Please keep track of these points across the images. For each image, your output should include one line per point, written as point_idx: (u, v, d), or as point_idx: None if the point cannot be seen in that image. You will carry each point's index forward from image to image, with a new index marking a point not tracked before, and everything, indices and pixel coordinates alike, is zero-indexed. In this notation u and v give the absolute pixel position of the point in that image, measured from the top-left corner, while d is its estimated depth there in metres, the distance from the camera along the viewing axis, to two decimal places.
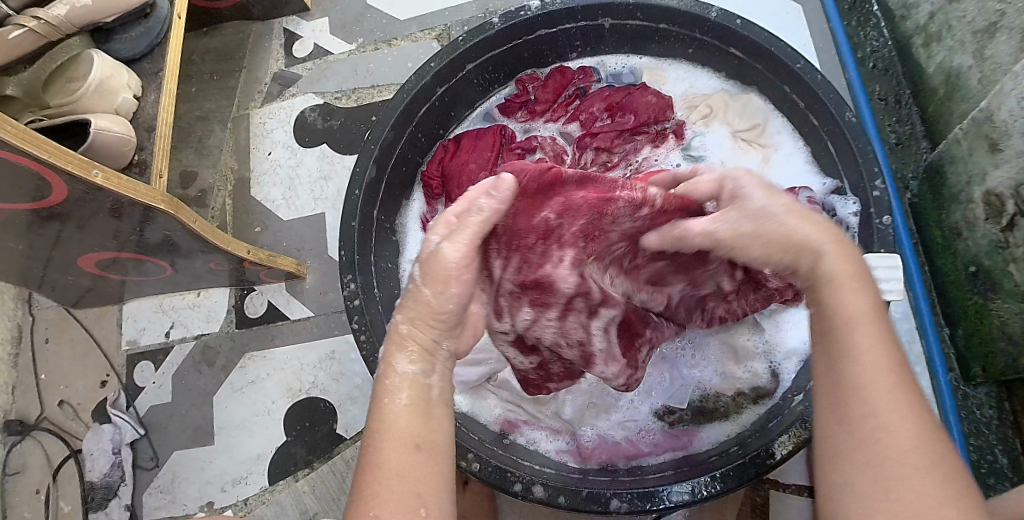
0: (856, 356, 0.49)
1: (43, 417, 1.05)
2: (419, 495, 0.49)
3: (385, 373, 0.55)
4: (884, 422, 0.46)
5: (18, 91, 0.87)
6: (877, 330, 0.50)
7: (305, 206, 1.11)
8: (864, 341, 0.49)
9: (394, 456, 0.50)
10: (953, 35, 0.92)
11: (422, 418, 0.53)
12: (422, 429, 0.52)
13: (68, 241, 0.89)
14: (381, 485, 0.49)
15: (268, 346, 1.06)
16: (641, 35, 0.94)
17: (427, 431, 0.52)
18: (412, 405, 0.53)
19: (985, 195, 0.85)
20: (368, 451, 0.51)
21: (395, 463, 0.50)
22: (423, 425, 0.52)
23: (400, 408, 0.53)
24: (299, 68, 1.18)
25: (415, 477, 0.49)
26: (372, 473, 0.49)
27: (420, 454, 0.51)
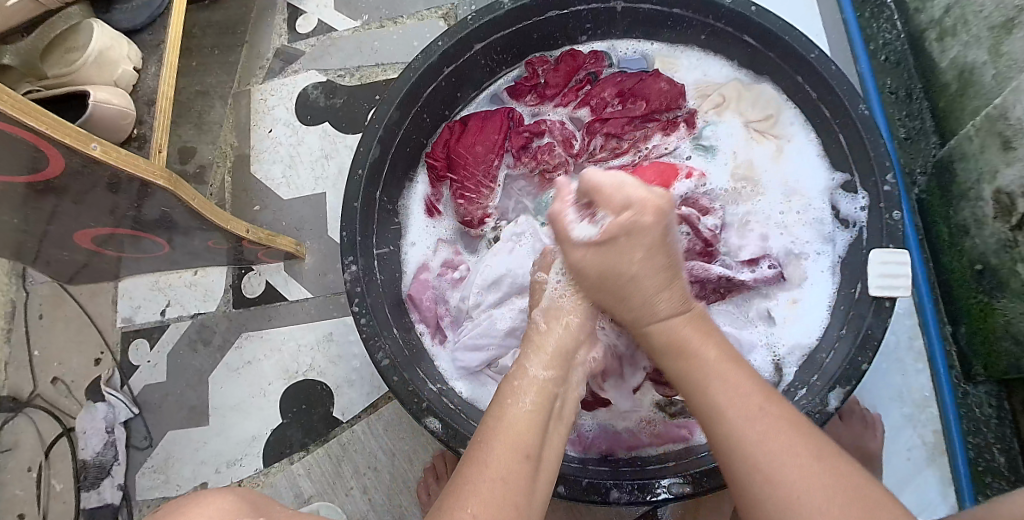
0: (713, 404, 0.57)
1: (36, 393, 1.04)
2: (516, 505, 0.53)
3: (519, 374, 0.62)
4: (754, 450, 0.53)
5: (14, 60, 0.84)
6: (742, 377, 0.58)
7: (306, 186, 1.09)
8: (723, 388, 0.57)
9: (501, 457, 0.55)
10: (968, 30, 0.90)
11: (541, 428, 0.59)
12: (535, 440, 0.57)
13: (64, 216, 0.87)
14: (483, 479, 0.53)
15: (265, 326, 1.05)
16: (653, 20, 0.93)
17: (538, 443, 0.57)
18: (535, 409, 0.60)
19: (995, 193, 0.84)
20: (479, 445, 0.57)
21: (504, 464, 0.54)
22: (533, 433, 0.58)
23: (522, 411, 0.59)
24: (302, 44, 1.16)
25: (508, 479, 0.54)
26: (481, 464, 0.54)
27: (528, 464, 0.55)
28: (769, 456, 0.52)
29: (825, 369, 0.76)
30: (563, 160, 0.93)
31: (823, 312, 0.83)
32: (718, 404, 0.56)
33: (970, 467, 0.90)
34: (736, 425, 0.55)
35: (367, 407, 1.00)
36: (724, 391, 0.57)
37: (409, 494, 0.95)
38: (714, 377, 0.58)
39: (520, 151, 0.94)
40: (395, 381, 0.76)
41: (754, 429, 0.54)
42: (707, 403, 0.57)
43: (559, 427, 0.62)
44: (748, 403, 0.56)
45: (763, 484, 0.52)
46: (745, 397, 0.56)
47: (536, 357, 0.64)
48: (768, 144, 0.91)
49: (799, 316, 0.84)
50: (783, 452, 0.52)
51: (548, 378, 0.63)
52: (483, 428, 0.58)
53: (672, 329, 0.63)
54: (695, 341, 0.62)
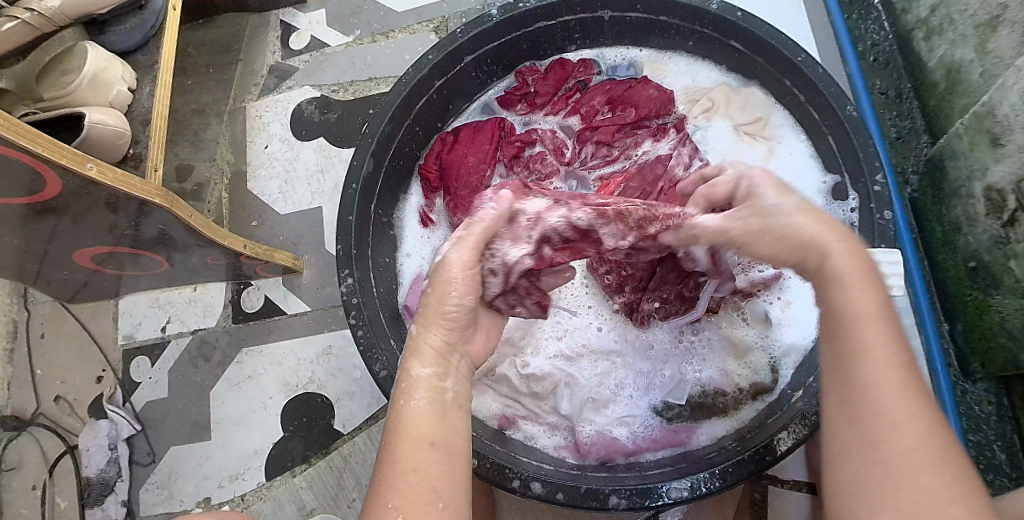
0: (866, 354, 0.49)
1: (39, 412, 1.04)
2: (437, 491, 0.49)
3: (406, 371, 0.55)
4: (876, 424, 0.47)
5: (10, 84, 0.87)
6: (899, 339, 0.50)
7: (302, 200, 1.10)
8: (875, 360, 0.48)
9: (409, 453, 0.50)
10: (955, 29, 0.91)
11: (440, 416, 0.53)
12: (438, 429, 0.52)
13: (63, 236, 0.88)
14: (396, 475, 0.49)
15: (265, 341, 1.06)
16: (641, 27, 0.94)
17: (443, 432, 0.52)
18: (432, 403, 0.53)
19: (986, 190, 0.85)
20: (386, 445, 0.51)
21: (415, 457, 0.50)
22: (440, 425, 0.52)
23: (420, 409, 0.53)
24: (295, 61, 1.17)
25: (427, 473, 0.49)
26: (394, 464, 0.50)
27: (435, 452, 0.51)
28: (907, 431, 0.46)
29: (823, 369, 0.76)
30: (555, 168, 0.94)
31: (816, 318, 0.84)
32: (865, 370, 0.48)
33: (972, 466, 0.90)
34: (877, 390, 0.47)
35: (368, 419, 1.00)
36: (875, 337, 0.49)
37: None
38: (868, 350, 0.49)
39: (512, 160, 0.95)
40: (393, 392, 0.77)
41: (899, 401, 0.47)
42: (852, 376, 0.49)
43: (462, 408, 0.55)
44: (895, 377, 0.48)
45: (884, 434, 0.46)
46: (887, 368, 0.48)
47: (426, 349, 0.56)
48: (759, 147, 0.91)
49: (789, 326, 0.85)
50: (909, 426, 0.46)
51: (434, 374, 0.55)
52: (385, 426, 0.53)
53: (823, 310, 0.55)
54: (859, 301, 0.51)
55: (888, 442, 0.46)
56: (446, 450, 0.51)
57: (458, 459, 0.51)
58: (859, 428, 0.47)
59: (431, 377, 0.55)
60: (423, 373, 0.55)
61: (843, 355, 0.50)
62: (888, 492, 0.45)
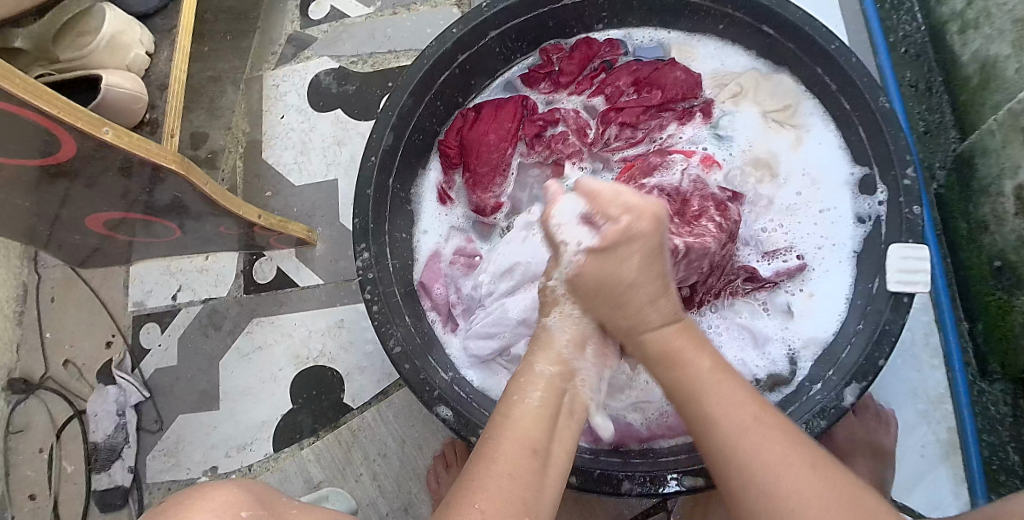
0: (705, 395, 0.58)
1: (47, 376, 1.04)
2: (523, 500, 0.52)
3: (525, 371, 0.62)
4: (743, 442, 0.54)
5: (27, 43, 0.84)
6: (737, 383, 0.59)
7: (318, 172, 1.09)
8: (722, 398, 0.57)
9: (508, 452, 0.54)
10: (992, 22, 0.89)
11: (544, 426, 0.58)
12: (542, 435, 0.57)
13: (77, 199, 0.87)
14: (491, 472, 0.52)
15: (276, 312, 1.05)
16: (670, 8, 0.92)
17: (544, 439, 0.57)
18: (538, 411, 0.58)
19: (1017, 189, 0.83)
20: (488, 441, 0.56)
21: (508, 459, 0.54)
22: (543, 433, 0.57)
23: (533, 408, 0.59)
24: (314, 30, 1.15)
25: (521, 477, 0.53)
26: (490, 459, 0.53)
27: (535, 459, 0.55)
28: (761, 449, 0.53)
29: (841, 364, 0.76)
30: (577, 149, 0.92)
31: (836, 318, 0.82)
32: (711, 405, 0.57)
33: (984, 465, 0.89)
34: (724, 416, 0.56)
35: (377, 394, 1.00)
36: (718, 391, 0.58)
37: (419, 482, 0.95)
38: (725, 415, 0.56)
39: (534, 140, 0.93)
40: (407, 368, 0.76)
41: (745, 418, 0.55)
42: (698, 409, 0.57)
43: (570, 419, 0.61)
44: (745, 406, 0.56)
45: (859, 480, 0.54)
46: (739, 406, 0.56)
47: (542, 354, 0.64)
48: (786, 135, 0.90)
49: (807, 321, 0.83)
50: (777, 448, 0.53)
51: (556, 375, 0.62)
52: (492, 421, 0.58)
53: (665, 337, 0.62)
54: (688, 352, 0.61)
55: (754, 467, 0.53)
56: (544, 458, 0.56)
57: (550, 474, 0.55)
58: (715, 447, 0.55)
59: (555, 376, 0.62)
60: (546, 371, 0.62)
61: (687, 391, 0.59)
62: (770, 503, 0.51)
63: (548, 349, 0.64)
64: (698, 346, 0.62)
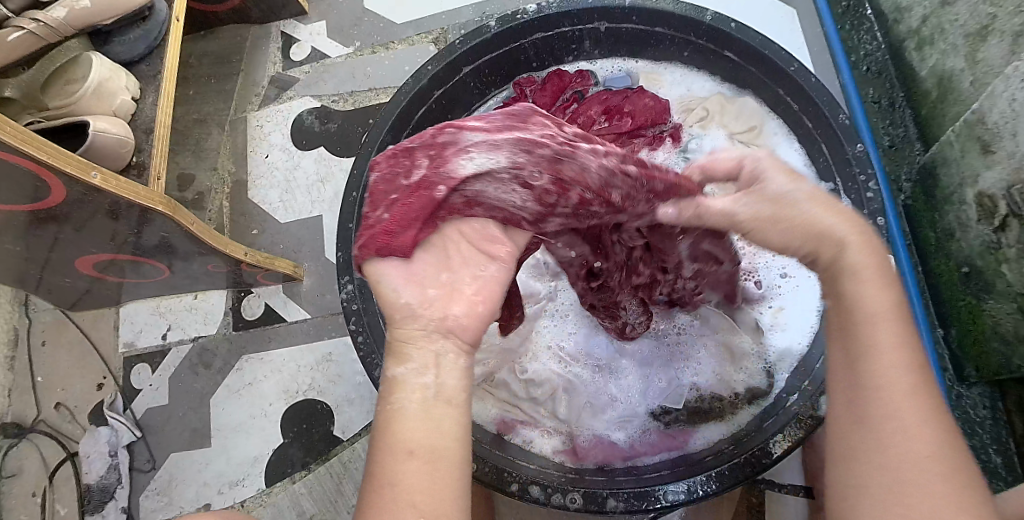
0: (871, 351, 0.49)
1: (39, 419, 1.05)
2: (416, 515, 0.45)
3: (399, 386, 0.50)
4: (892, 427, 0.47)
5: (14, 92, 0.88)
6: (912, 352, 0.49)
7: (303, 209, 1.12)
8: (893, 368, 0.48)
9: (398, 467, 0.47)
10: (946, 39, 0.92)
11: (435, 420, 0.49)
12: (435, 437, 0.48)
13: (65, 243, 0.89)
14: (385, 503, 0.46)
15: (265, 348, 1.06)
16: (636, 38, 0.95)
17: (437, 441, 0.48)
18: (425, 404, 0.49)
19: (978, 197, 0.86)
20: (376, 458, 0.48)
21: (400, 471, 0.47)
22: (432, 430, 0.49)
23: (411, 411, 0.49)
24: (296, 71, 1.18)
25: (407, 492, 0.46)
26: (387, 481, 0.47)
27: (418, 461, 0.47)
28: (903, 437, 0.46)
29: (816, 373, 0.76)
30: None
31: (806, 333, 0.86)
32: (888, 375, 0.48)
33: None
34: (892, 395, 0.47)
35: (367, 425, 1.01)
36: (879, 367, 0.48)
37: None
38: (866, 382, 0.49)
39: None
40: None
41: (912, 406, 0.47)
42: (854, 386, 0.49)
43: (451, 403, 0.50)
44: (905, 383, 0.48)
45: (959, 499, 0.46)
46: (901, 362, 0.48)
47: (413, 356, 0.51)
48: None
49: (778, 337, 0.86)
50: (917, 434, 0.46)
51: (414, 369, 0.51)
52: (375, 430, 0.50)
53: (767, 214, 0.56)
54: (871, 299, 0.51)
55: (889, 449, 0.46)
56: (431, 458, 0.47)
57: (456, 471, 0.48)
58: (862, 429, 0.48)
59: (415, 369, 0.51)
60: (403, 370, 0.51)
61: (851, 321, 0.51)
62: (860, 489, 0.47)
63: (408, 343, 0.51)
64: (878, 287, 0.51)
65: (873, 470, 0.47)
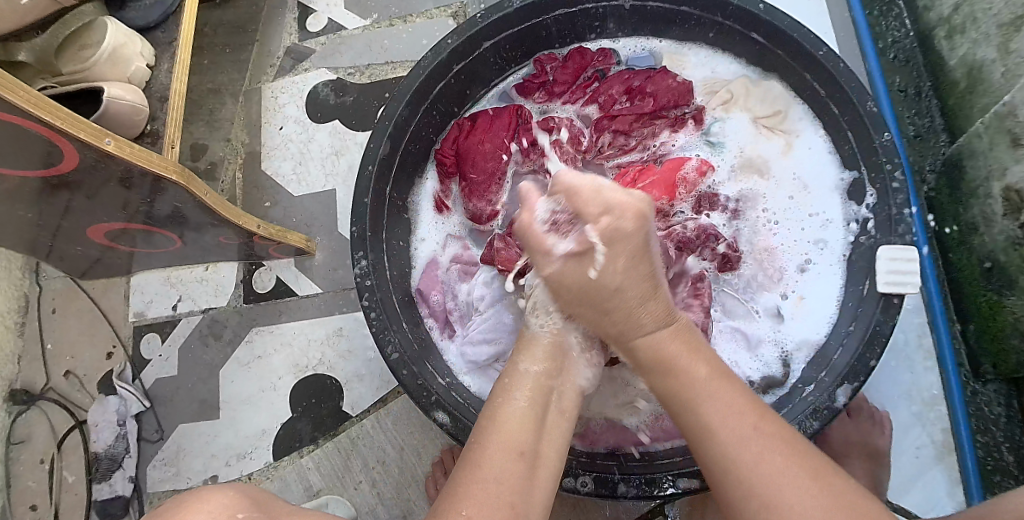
0: (708, 425, 0.57)
1: (49, 387, 1.05)
2: (511, 505, 0.54)
3: (512, 377, 0.64)
4: (747, 477, 0.53)
5: (30, 56, 0.87)
6: (733, 411, 0.57)
7: (316, 182, 1.10)
8: (730, 428, 0.56)
9: (496, 457, 0.56)
10: (979, 27, 0.90)
11: (532, 426, 0.60)
12: (529, 438, 0.58)
13: (78, 211, 0.88)
14: (479, 484, 0.54)
15: (275, 322, 1.06)
16: (661, 17, 0.93)
17: (530, 442, 0.58)
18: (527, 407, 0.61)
19: (1005, 190, 0.84)
20: (479, 444, 0.58)
21: (496, 461, 0.56)
22: (534, 433, 0.59)
23: (518, 410, 0.60)
24: (312, 42, 1.17)
25: (508, 480, 0.55)
26: (478, 467, 0.55)
27: (523, 461, 0.57)
28: (766, 479, 0.53)
29: (834, 365, 0.76)
30: (572, 157, 0.94)
31: (826, 323, 0.83)
32: (717, 441, 0.56)
33: (980, 466, 0.90)
34: (730, 450, 0.55)
35: (376, 402, 1.00)
36: (717, 413, 0.57)
37: (418, 488, 0.96)
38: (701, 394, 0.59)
39: (529, 148, 0.94)
40: (404, 375, 0.77)
41: (753, 446, 0.54)
42: (695, 415, 0.58)
43: (559, 414, 0.63)
44: (746, 438, 0.55)
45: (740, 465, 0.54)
46: (737, 416, 0.57)
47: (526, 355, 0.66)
48: (776, 141, 0.91)
49: (796, 326, 0.85)
50: (778, 479, 0.53)
51: (540, 372, 0.64)
52: (483, 424, 0.60)
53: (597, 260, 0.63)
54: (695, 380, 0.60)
55: (755, 490, 0.52)
56: (534, 460, 0.57)
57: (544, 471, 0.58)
58: (721, 474, 0.55)
59: (538, 373, 0.64)
60: (529, 369, 0.64)
61: (680, 399, 0.60)
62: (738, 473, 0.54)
63: (532, 350, 0.66)
64: (692, 352, 0.62)
65: (731, 458, 0.55)
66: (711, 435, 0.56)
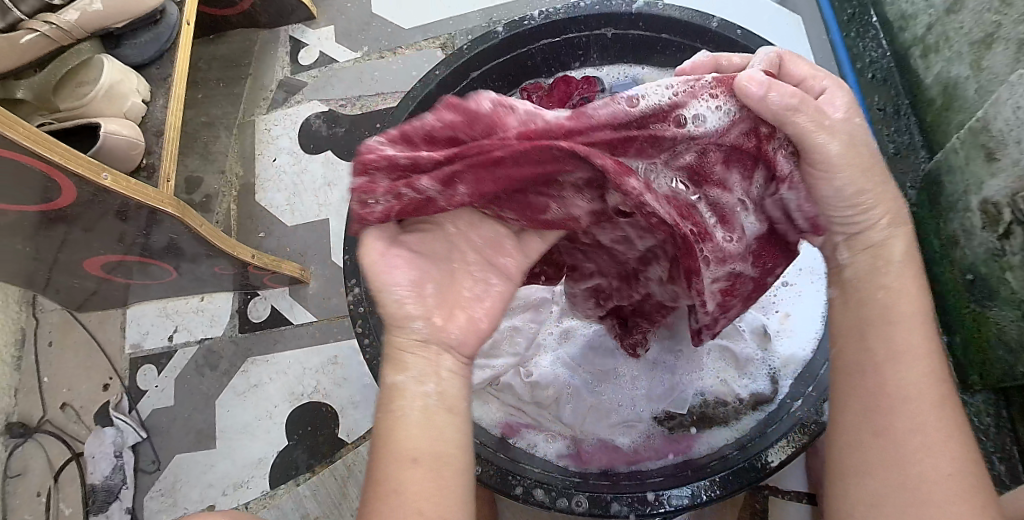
0: (898, 353, 0.52)
1: (45, 419, 1.06)
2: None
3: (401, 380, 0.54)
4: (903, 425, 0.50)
5: (29, 94, 0.90)
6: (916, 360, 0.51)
7: (310, 211, 1.12)
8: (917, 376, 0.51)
9: (406, 477, 0.49)
10: (951, 46, 0.93)
11: (432, 429, 0.51)
12: (434, 446, 0.51)
13: (75, 244, 0.90)
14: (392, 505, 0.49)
15: (271, 350, 1.07)
16: (643, 44, 0.96)
17: (437, 449, 0.51)
18: (422, 413, 0.52)
19: (982, 204, 0.86)
20: (375, 470, 0.51)
21: (407, 483, 0.49)
22: (436, 441, 0.51)
23: (413, 420, 0.52)
24: (304, 75, 1.19)
25: (423, 502, 0.49)
26: (388, 489, 0.49)
27: (420, 468, 0.50)
28: (925, 438, 0.49)
29: (819, 379, 0.76)
30: None
31: (812, 338, 0.86)
32: (899, 374, 0.51)
33: None
34: (910, 396, 0.50)
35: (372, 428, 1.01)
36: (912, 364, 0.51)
37: None
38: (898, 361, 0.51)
39: None
40: None
41: (915, 405, 0.50)
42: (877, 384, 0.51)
43: (451, 412, 0.53)
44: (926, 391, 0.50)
45: (914, 456, 0.49)
46: (916, 400, 0.50)
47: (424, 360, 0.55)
48: None
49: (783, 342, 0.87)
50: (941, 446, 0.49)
51: (412, 378, 0.53)
52: (376, 441, 0.52)
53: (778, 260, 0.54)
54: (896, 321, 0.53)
55: (891, 443, 0.50)
56: (437, 467, 0.50)
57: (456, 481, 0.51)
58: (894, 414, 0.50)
59: (420, 378, 0.53)
60: (402, 381, 0.53)
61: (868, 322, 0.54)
62: (892, 458, 0.49)
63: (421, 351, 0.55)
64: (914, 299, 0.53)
65: (899, 439, 0.50)
66: (892, 364, 0.51)
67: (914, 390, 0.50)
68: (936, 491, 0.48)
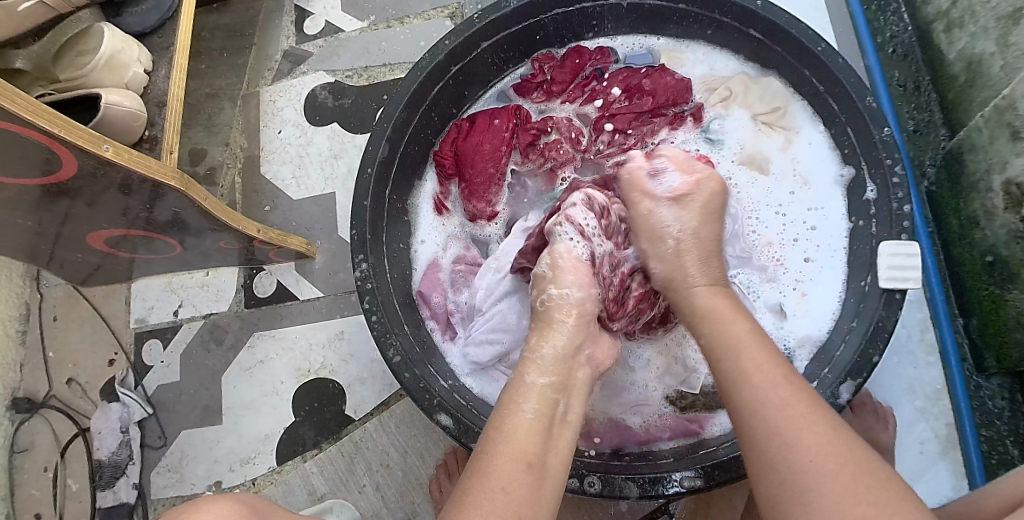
0: (744, 373, 0.57)
1: (51, 394, 1.05)
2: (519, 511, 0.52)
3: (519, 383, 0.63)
4: (808, 436, 0.51)
5: (27, 64, 0.87)
6: (786, 380, 0.55)
7: (315, 186, 1.10)
8: (769, 389, 0.54)
9: (503, 467, 0.55)
10: (977, 21, 0.90)
11: (542, 436, 0.58)
12: (536, 448, 0.57)
13: (77, 219, 0.88)
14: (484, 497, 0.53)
15: (277, 326, 1.06)
16: (660, 15, 0.93)
17: (539, 451, 0.57)
18: (536, 416, 0.60)
19: (1005, 184, 0.84)
20: (482, 457, 0.56)
21: (505, 473, 0.54)
22: (540, 448, 0.57)
23: (527, 420, 0.59)
24: (309, 45, 1.16)
25: (515, 493, 0.53)
26: (485, 476, 0.54)
27: (528, 473, 0.55)
28: (799, 434, 0.51)
29: (836, 361, 0.76)
30: (570, 156, 0.93)
31: (827, 318, 0.84)
32: (747, 378, 0.56)
33: (983, 460, 0.89)
34: (764, 387, 0.55)
35: (379, 405, 1.00)
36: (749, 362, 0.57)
37: (421, 491, 0.96)
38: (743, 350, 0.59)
39: (528, 148, 0.94)
40: (407, 377, 0.77)
41: (773, 398, 0.54)
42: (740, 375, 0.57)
43: (564, 429, 0.61)
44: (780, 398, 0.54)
45: (782, 450, 0.51)
46: (789, 395, 0.54)
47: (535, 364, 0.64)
48: (776, 137, 0.91)
49: (799, 323, 0.85)
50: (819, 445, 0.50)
51: (548, 384, 0.63)
52: (488, 436, 0.58)
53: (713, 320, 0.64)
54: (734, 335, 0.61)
55: (781, 442, 0.51)
56: (539, 473, 0.56)
57: (550, 486, 0.56)
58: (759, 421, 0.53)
59: (546, 386, 0.62)
60: (537, 382, 0.63)
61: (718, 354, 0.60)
62: (785, 453, 0.51)
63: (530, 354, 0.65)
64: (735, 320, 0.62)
65: (787, 444, 0.51)
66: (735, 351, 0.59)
67: (758, 374, 0.56)
68: (810, 473, 0.49)
